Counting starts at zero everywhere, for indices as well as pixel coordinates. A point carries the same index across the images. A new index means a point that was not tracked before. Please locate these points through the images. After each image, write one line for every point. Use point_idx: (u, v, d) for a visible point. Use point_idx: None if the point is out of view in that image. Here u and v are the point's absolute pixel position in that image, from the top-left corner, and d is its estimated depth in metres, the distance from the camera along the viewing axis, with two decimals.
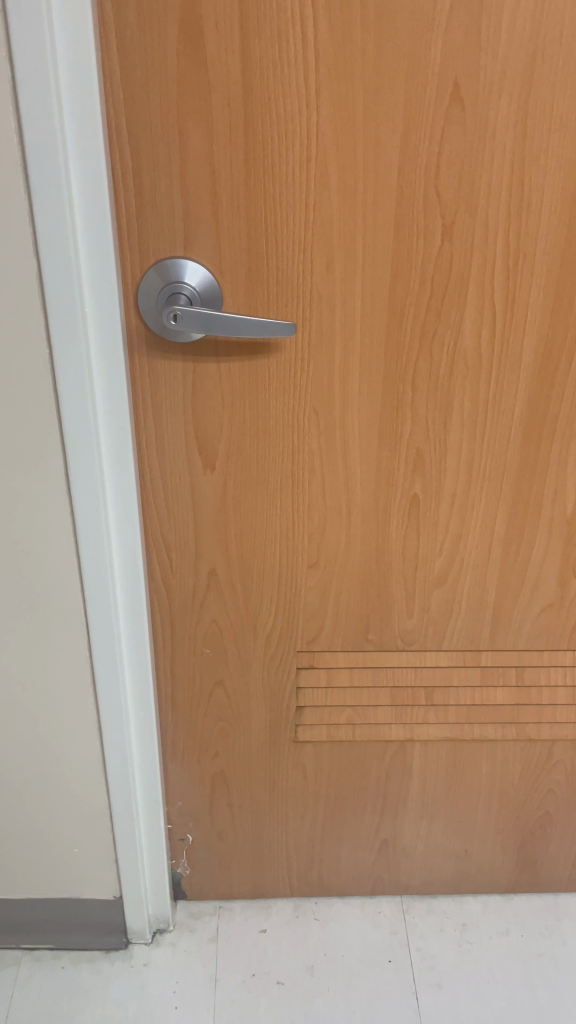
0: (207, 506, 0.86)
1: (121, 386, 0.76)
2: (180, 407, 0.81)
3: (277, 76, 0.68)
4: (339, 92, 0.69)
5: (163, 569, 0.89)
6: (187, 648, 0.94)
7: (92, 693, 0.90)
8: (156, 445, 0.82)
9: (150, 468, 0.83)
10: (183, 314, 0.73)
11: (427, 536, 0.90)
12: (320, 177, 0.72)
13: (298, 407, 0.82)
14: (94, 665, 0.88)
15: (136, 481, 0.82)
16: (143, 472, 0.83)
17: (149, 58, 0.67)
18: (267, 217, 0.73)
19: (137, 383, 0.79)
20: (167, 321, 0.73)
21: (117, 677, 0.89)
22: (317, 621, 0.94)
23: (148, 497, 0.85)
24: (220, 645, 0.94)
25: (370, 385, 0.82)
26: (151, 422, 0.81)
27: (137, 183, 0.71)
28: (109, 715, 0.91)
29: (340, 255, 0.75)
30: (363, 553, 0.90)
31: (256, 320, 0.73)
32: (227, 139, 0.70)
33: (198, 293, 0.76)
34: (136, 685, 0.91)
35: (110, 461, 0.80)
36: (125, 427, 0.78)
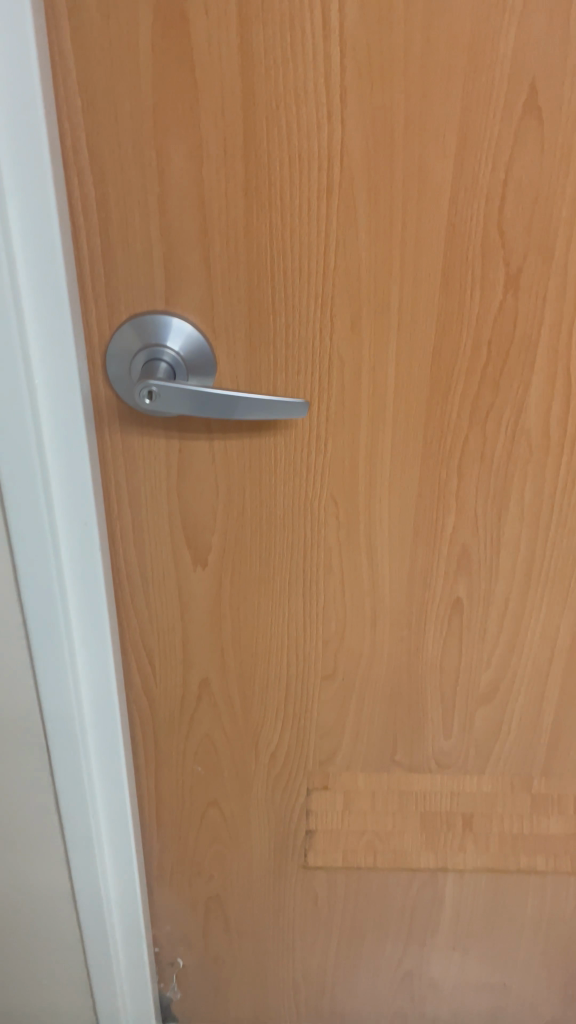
0: (198, 606, 0.69)
1: (82, 470, 0.60)
2: (162, 493, 0.64)
3: (287, 79, 0.50)
4: (373, 100, 0.51)
5: (144, 678, 0.72)
6: (173, 764, 0.77)
7: (58, 822, 0.75)
8: (134, 536, 0.66)
9: (126, 562, 0.67)
10: (160, 390, 0.55)
11: (470, 649, 0.73)
12: (344, 212, 0.54)
13: (311, 494, 0.65)
14: (59, 790, 0.73)
15: (108, 577, 0.66)
16: (118, 566, 0.67)
17: (114, 52, 0.50)
18: (274, 262, 0.56)
19: (108, 461, 0.63)
20: (140, 401, 0.56)
21: (85, 803, 0.73)
22: (333, 740, 0.76)
23: (124, 594, 0.68)
24: (215, 763, 0.77)
25: (403, 468, 0.64)
26: (127, 509, 0.65)
27: (103, 216, 0.54)
28: (76, 843, 0.76)
29: (368, 311, 0.58)
30: (391, 665, 0.73)
31: (259, 399, 0.57)
32: (221, 161, 0.53)
33: (182, 356, 0.58)
34: (110, 809, 0.76)
35: (72, 560, 0.63)
36: (89, 520, 0.62)
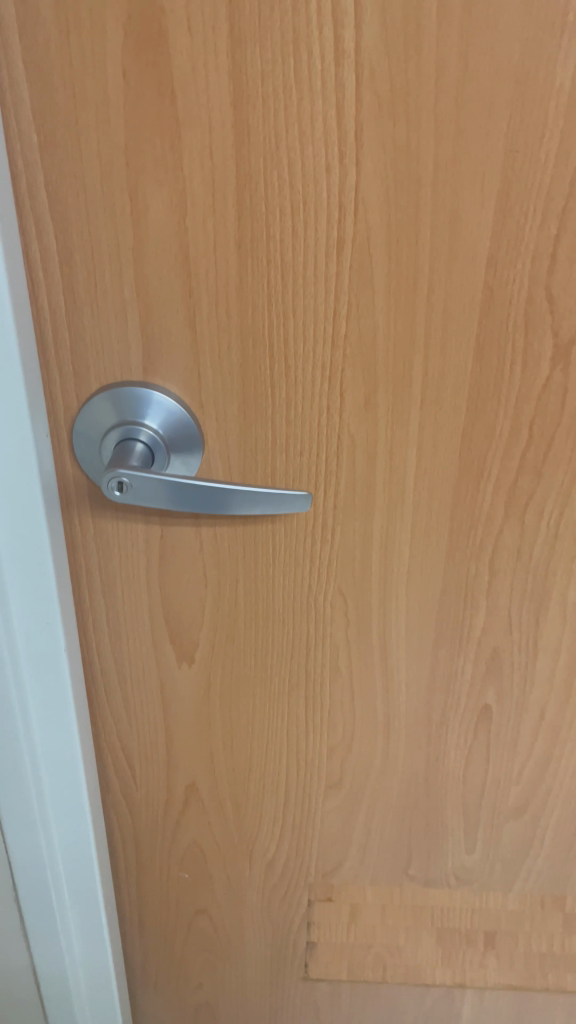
0: (183, 707, 0.60)
1: (43, 568, 0.50)
2: (141, 584, 0.55)
3: (289, 112, 0.41)
4: (396, 138, 0.41)
5: (123, 781, 0.64)
6: (156, 870, 0.68)
7: (20, 923, 0.67)
8: (109, 630, 0.57)
9: (100, 657, 0.58)
10: (132, 481, 0.45)
11: (498, 760, 0.63)
12: (359, 270, 0.45)
13: (315, 591, 0.55)
14: (22, 897, 0.65)
15: (79, 680, 0.57)
16: (90, 661, 0.58)
17: (76, 77, 0.40)
18: (272, 328, 0.46)
19: (78, 548, 0.54)
20: (109, 491, 0.46)
21: (51, 911, 0.65)
22: (339, 850, 0.67)
23: (98, 691, 0.60)
24: (204, 870, 0.68)
25: (424, 564, 0.54)
26: (102, 601, 0.56)
27: (67, 272, 0.45)
28: (43, 950, 0.68)
29: (386, 387, 0.48)
30: (406, 774, 0.63)
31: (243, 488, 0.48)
32: (209, 210, 0.43)
33: (163, 435, 0.49)
34: (82, 923, 0.67)
35: (33, 663, 0.54)
36: (52, 620, 0.53)
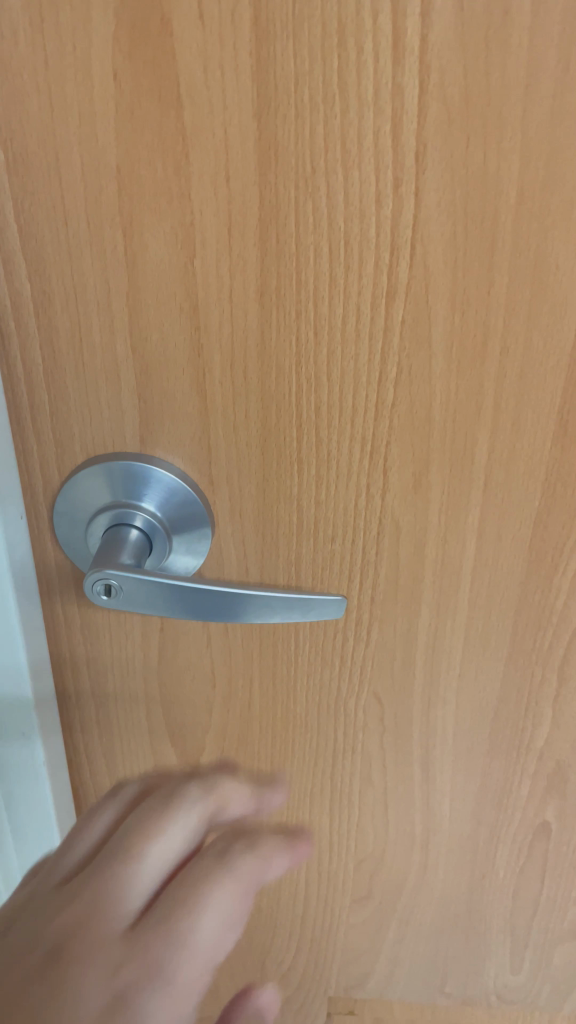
0: None
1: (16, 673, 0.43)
2: (137, 680, 0.46)
3: (330, 128, 0.31)
4: (469, 162, 0.31)
5: None
6: None
7: None
8: (100, 731, 0.49)
9: (87, 752, 0.50)
10: (121, 586, 0.36)
11: (555, 880, 0.54)
12: (413, 327, 0.35)
13: (346, 694, 0.46)
14: None
15: (62, 776, 0.49)
16: (77, 756, 0.50)
17: (53, 81, 0.31)
18: (301, 394, 0.37)
19: (62, 640, 0.45)
20: (95, 594, 0.37)
21: None
22: (364, 964, 0.59)
23: (86, 787, 0.52)
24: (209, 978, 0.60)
25: (480, 669, 0.45)
26: (90, 697, 0.47)
27: (44, 322, 0.36)
28: None
29: (441, 467, 0.39)
30: (445, 890, 0.55)
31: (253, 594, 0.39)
32: (224, 250, 0.34)
33: (162, 517, 0.40)
34: None
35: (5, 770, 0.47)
36: (28, 727, 0.45)
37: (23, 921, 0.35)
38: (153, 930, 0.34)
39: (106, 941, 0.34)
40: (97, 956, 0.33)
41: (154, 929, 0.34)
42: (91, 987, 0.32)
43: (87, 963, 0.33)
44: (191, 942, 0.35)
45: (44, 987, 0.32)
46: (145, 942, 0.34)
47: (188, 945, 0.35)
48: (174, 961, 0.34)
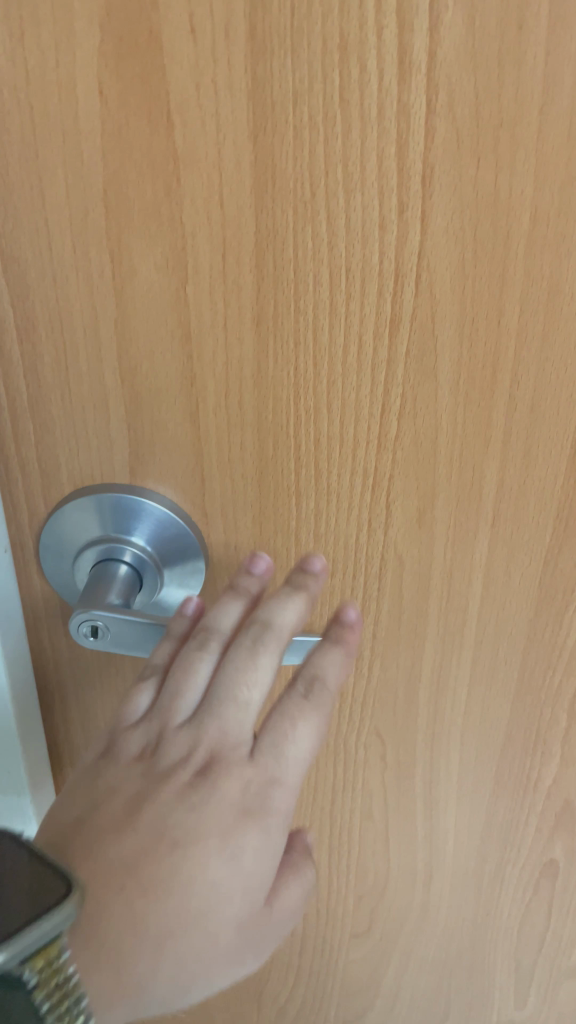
0: None
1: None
2: None
3: (331, 149, 0.29)
4: (479, 186, 0.29)
5: None
6: None
7: None
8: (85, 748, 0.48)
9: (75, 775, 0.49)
10: (108, 625, 0.36)
11: (562, 919, 0.52)
12: (418, 357, 0.33)
13: (346, 729, 0.45)
14: None
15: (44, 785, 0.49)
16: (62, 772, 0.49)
17: (35, 98, 0.29)
18: (300, 426, 0.35)
19: (50, 668, 0.44)
20: (80, 631, 0.36)
21: None
22: (363, 991, 0.58)
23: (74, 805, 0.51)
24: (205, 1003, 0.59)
25: (485, 708, 0.43)
26: (77, 719, 0.46)
27: (29, 349, 0.34)
28: None
29: (446, 502, 0.37)
30: (448, 926, 0.53)
31: None
32: (217, 277, 0.32)
33: (153, 550, 0.38)
34: None
35: None
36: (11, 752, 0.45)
37: (124, 771, 0.35)
38: (228, 809, 0.34)
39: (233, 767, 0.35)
40: (183, 828, 0.33)
41: (239, 798, 0.34)
42: (184, 832, 0.33)
43: (174, 809, 0.34)
44: (260, 798, 0.35)
45: (133, 845, 0.33)
46: (219, 806, 0.34)
47: (269, 787, 0.35)
48: (247, 832, 0.34)
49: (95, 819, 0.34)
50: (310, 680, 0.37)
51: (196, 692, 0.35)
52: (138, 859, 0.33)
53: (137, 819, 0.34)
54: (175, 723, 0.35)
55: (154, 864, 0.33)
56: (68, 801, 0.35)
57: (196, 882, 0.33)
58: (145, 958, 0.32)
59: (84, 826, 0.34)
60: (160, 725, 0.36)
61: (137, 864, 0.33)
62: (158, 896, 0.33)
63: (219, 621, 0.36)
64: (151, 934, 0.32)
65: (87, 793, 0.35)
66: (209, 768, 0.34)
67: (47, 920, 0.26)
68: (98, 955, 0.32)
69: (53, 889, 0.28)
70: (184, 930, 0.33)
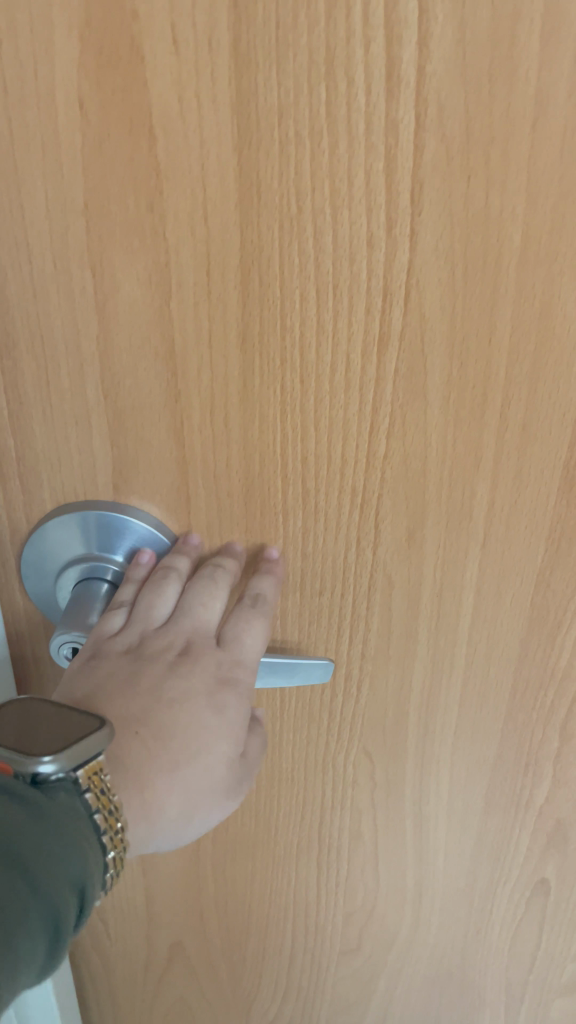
0: (167, 872, 0.49)
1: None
2: None
3: (317, 164, 0.28)
4: (470, 203, 0.29)
5: (95, 938, 0.54)
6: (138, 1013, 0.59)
7: None
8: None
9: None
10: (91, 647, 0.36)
11: (554, 937, 0.51)
12: (407, 377, 0.32)
13: (334, 749, 0.44)
14: None
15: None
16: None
17: (13, 110, 0.28)
18: (287, 445, 0.34)
19: (33, 680, 0.44)
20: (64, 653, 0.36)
21: None
22: (353, 1005, 0.58)
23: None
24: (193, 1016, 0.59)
25: (476, 728, 0.43)
26: None
27: (9, 365, 0.33)
28: None
29: (436, 523, 0.36)
30: (437, 943, 0.53)
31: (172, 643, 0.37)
32: (202, 293, 0.31)
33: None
34: None
35: None
36: None
37: (111, 658, 0.35)
38: (209, 676, 0.36)
39: (209, 648, 0.36)
40: (179, 690, 0.35)
41: (218, 669, 0.36)
42: (181, 695, 0.35)
43: (170, 678, 0.35)
44: (235, 670, 0.36)
45: (136, 704, 0.34)
46: (202, 673, 0.35)
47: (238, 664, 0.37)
48: (230, 696, 0.36)
49: (97, 689, 0.34)
50: (254, 596, 0.37)
51: (169, 592, 0.36)
52: (145, 718, 0.34)
53: (136, 688, 0.34)
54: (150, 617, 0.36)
55: (158, 718, 0.34)
56: (59, 694, 0.35)
57: (195, 733, 0.35)
58: (162, 795, 0.33)
59: (89, 700, 0.34)
60: (140, 627, 0.36)
61: (146, 718, 0.34)
62: (167, 745, 0.34)
63: (179, 558, 0.37)
64: (166, 771, 0.34)
65: (76, 683, 0.34)
66: (189, 649, 0.36)
67: (91, 735, 0.30)
68: (125, 792, 0.33)
69: (85, 721, 0.30)
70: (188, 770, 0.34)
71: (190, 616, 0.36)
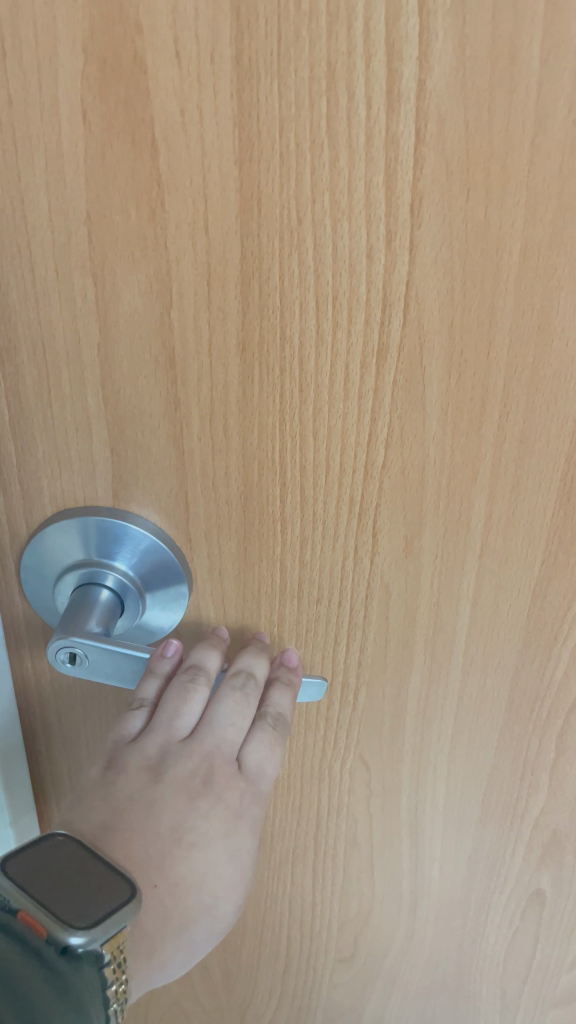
0: None
1: None
2: (110, 724, 0.45)
3: (317, 176, 0.28)
4: (469, 216, 0.29)
5: None
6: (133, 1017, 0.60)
7: None
8: (66, 755, 0.48)
9: (53, 779, 0.49)
10: (87, 653, 0.35)
11: (549, 947, 0.51)
12: (406, 388, 0.32)
13: (331, 758, 0.44)
14: None
15: (24, 794, 0.49)
16: (40, 775, 0.49)
17: (17, 120, 0.28)
18: (286, 453, 0.35)
19: (32, 683, 0.44)
20: (59, 658, 0.36)
21: None
22: (347, 1011, 0.58)
23: (52, 804, 0.51)
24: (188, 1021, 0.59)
25: (473, 738, 0.43)
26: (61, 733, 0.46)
27: (10, 371, 0.34)
28: None
29: (434, 533, 0.36)
30: (432, 953, 0.53)
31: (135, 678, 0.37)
32: (202, 302, 0.31)
33: (135, 576, 0.38)
34: None
35: None
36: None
37: (131, 781, 0.36)
38: (227, 812, 0.37)
39: (229, 780, 0.37)
40: (198, 828, 0.36)
41: (235, 802, 0.37)
42: (198, 833, 0.36)
43: (190, 814, 0.36)
44: (252, 802, 0.38)
45: (154, 844, 0.35)
46: (222, 807, 0.37)
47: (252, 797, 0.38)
48: (243, 830, 0.37)
49: (118, 820, 0.35)
50: (273, 718, 0.39)
51: (192, 714, 0.37)
52: (163, 861, 0.35)
53: (154, 820, 0.35)
54: (173, 742, 0.37)
55: (176, 865, 0.35)
56: (77, 811, 0.36)
57: (208, 873, 0.36)
58: (171, 943, 0.35)
59: (109, 831, 0.35)
60: (162, 739, 0.37)
61: (162, 863, 0.35)
62: (181, 892, 0.35)
63: (205, 660, 0.37)
64: (176, 926, 0.35)
65: (93, 807, 0.36)
66: (212, 778, 0.37)
67: (120, 907, 0.31)
68: (137, 950, 0.34)
69: (118, 887, 0.32)
70: (197, 910, 0.36)
71: (212, 743, 0.37)
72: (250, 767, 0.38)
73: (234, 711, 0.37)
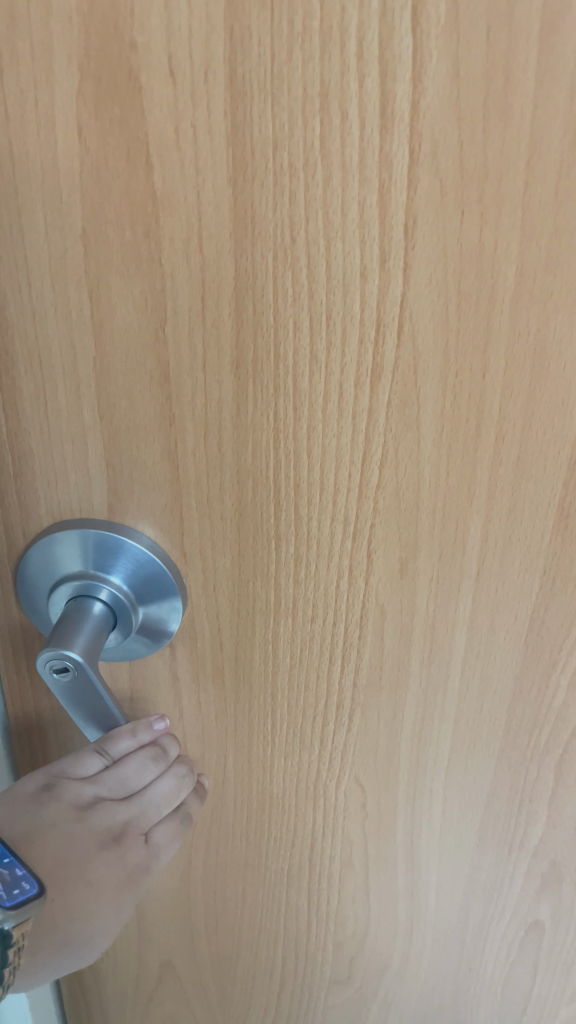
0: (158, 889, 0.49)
1: None
2: None
3: (311, 195, 0.28)
4: (464, 237, 0.28)
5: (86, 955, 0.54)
6: None
7: None
8: None
9: None
10: (78, 670, 0.35)
11: (548, 977, 0.51)
12: (401, 408, 0.32)
13: (326, 778, 0.44)
14: None
15: None
16: None
17: (14, 136, 0.29)
18: (280, 471, 0.34)
19: (29, 691, 0.44)
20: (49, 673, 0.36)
21: None
22: None
23: None
24: None
25: (469, 764, 0.42)
26: (59, 743, 0.46)
27: (8, 384, 0.34)
28: None
29: (428, 555, 0.36)
30: (429, 979, 0.52)
31: (85, 718, 0.38)
32: (196, 318, 0.31)
33: (129, 591, 0.38)
34: None
35: None
36: None
37: (61, 810, 0.38)
38: (124, 868, 0.40)
39: (135, 843, 0.41)
40: (100, 875, 0.39)
41: (134, 863, 0.40)
42: (98, 877, 0.39)
43: (99, 858, 0.39)
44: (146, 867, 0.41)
45: (59, 869, 0.38)
46: (123, 863, 0.40)
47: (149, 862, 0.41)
48: (132, 890, 0.41)
49: (38, 839, 0.37)
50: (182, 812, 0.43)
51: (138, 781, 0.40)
52: (62, 886, 0.38)
53: (68, 848, 0.38)
54: (110, 791, 0.40)
55: (70, 896, 0.38)
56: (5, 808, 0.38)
57: (93, 912, 0.39)
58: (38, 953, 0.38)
59: (27, 841, 0.37)
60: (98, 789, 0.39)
61: (61, 887, 0.38)
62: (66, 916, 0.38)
63: (169, 746, 0.41)
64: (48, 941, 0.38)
65: (19, 811, 0.38)
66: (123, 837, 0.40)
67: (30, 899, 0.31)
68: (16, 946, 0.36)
69: (30, 883, 0.32)
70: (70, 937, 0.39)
71: (141, 809, 0.41)
72: (154, 839, 0.42)
73: (168, 792, 0.41)
